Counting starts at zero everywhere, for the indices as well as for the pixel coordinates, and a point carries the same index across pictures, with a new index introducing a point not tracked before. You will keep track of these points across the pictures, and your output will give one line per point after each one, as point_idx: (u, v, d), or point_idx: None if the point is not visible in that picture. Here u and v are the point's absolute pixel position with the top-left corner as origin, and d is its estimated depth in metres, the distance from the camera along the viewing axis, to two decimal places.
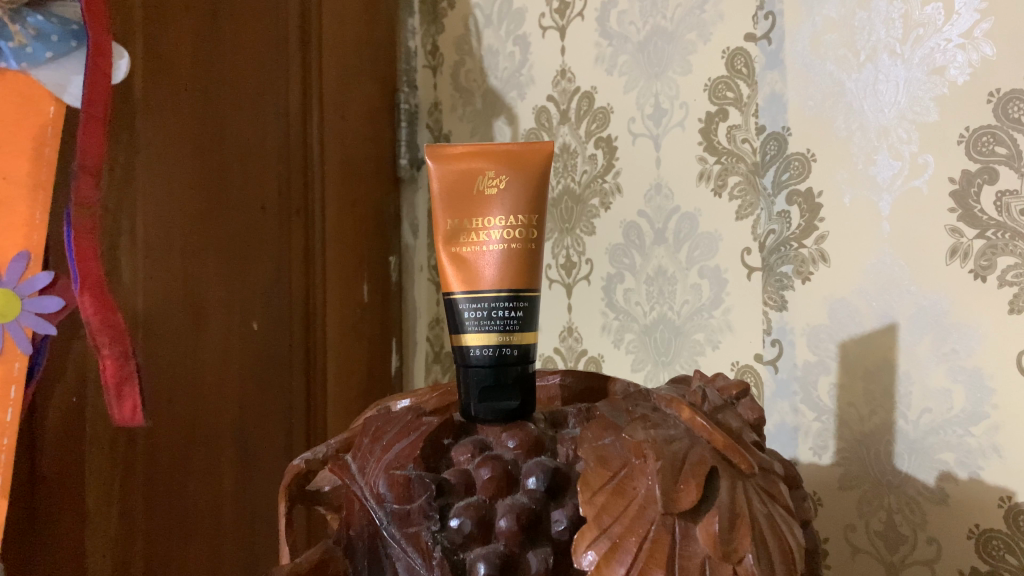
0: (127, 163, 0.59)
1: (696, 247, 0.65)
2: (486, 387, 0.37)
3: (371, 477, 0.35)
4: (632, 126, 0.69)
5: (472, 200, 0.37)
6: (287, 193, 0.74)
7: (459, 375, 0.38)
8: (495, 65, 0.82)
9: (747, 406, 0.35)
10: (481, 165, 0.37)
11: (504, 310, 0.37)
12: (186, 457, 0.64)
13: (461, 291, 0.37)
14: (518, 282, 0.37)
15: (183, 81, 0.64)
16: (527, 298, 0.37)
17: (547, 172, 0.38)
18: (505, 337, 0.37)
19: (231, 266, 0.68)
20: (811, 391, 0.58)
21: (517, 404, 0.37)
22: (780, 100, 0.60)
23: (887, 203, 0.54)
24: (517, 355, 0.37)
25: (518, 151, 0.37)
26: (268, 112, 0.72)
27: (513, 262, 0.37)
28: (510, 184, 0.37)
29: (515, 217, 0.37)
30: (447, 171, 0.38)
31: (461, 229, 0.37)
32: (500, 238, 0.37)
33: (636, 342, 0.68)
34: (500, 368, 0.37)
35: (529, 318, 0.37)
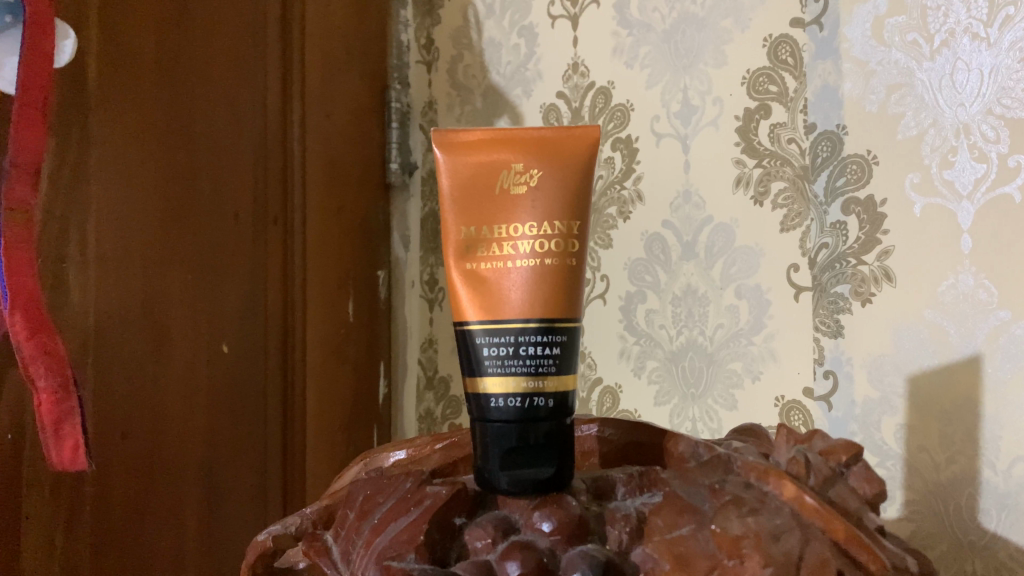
0: (78, 158, 0.49)
1: (733, 264, 0.56)
2: (509, 449, 0.28)
3: (357, 569, 0.27)
4: (656, 125, 0.61)
5: (494, 201, 0.29)
6: (262, 199, 0.64)
7: (475, 431, 0.30)
8: (497, 59, 0.73)
9: (861, 476, 0.27)
10: (505, 156, 0.29)
11: (535, 346, 0.28)
12: (144, 502, 0.52)
13: (478, 321, 0.29)
14: (554, 309, 0.28)
15: (145, 64, 0.53)
16: (565, 331, 0.29)
17: (592, 166, 0.30)
18: (536, 382, 0.28)
19: (199, 282, 0.57)
20: (873, 431, 0.50)
21: (552, 470, 0.28)
22: (834, 93, 0.52)
23: (968, 212, 0.46)
24: (552, 405, 0.29)
25: (553, 139, 0.29)
26: (242, 104, 0.62)
27: (547, 283, 0.28)
28: (543, 180, 0.29)
29: (550, 224, 0.29)
30: (460, 164, 0.30)
31: (478, 239, 0.29)
32: (529, 252, 0.28)
33: (661, 371, 0.59)
34: (529, 422, 0.28)
35: (568, 358, 0.29)
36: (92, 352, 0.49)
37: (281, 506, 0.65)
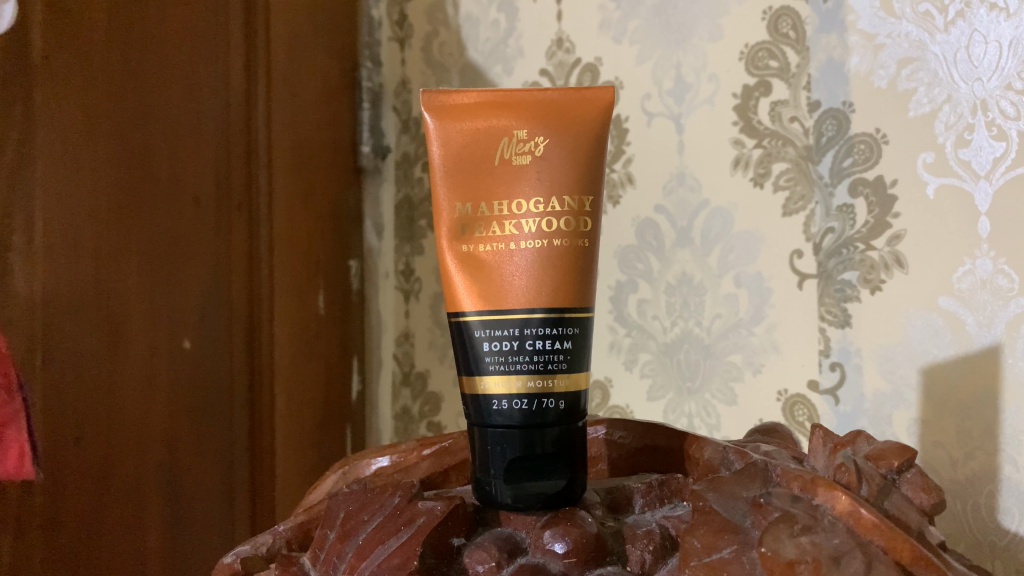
0: (23, 135, 0.43)
1: (731, 250, 0.53)
2: (512, 459, 0.25)
3: None
4: (647, 104, 0.57)
5: (494, 176, 0.26)
6: (225, 183, 0.59)
7: (474, 437, 0.26)
8: (475, 36, 0.69)
9: (916, 484, 0.23)
10: (506, 121, 0.26)
11: (542, 340, 0.25)
12: (100, 513, 0.47)
13: (475, 312, 0.25)
14: (564, 297, 0.25)
15: (97, 30, 0.47)
16: (576, 322, 0.25)
17: (604, 133, 0.27)
18: (544, 382, 0.25)
19: (158, 272, 0.52)
20: (884, 426, 0.47)
21: (563, 483, 0.25)
22: (839, 68, 0.49)
23: (985, 193, 0.43)
24: (562, 408, 0.25)
25: (559, 103, 0.26)
26: (202, 79, 0.56)
27: (556, 267, 0.25)
28: (550, 149, 0.26)
29: (560, 200, 0.25)
30: (452, 131, 0.27)
31: (475, 218, 0.26)
32: (534, 231, 0.25)
33: (654, 364, 0.56)
34: (535, 427, 0.25)
35: (580, 353, 0.26)
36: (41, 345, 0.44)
37: (250, 513, 0.61)
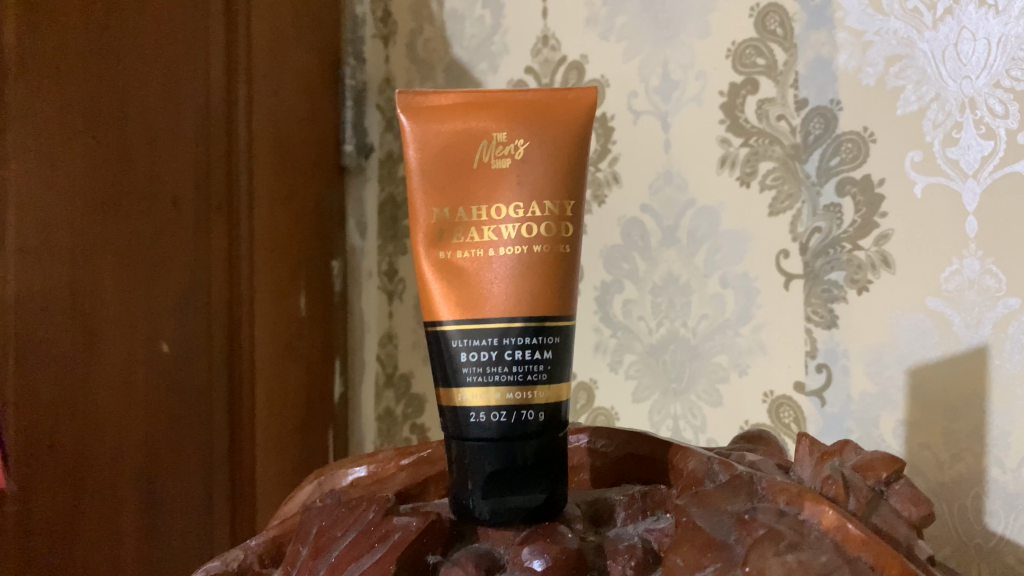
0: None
1: (718, 250, 0.52)
2: (491, 473, 0.24)
3: None
4: (633, 101, 0.56)
5: (473, 180, 0.25)
6: (204, 182, 0.58)
7: (451, 450, 0.25)
8: (459, 32, 0.68)
9: (905, 496, 0.23)
10: (485, 123, 0.25)
11: (522, 350, 0.24)
12: (74, 519, 0.46)
13: (452, 321, 0.25)
14: (545, 304, 0.24)
15: (73, 24, 0.46)
16: (557, 331, 0.25)
17: (587, 135, 0.26)
18: (523, 393, 0.24)
19: (135, 272, 0.51)
20: (870, 428, 0.47)
21: (543, 496, 0.25)
22: (827, 66, 0.48)
23: (974, 192, 0.43)
24: (542, 419, 0.25)
25: (540, 104, 0.25)
26: (181, 76, 0.55)
27: (536, 275, 0.24)
28: (531, 152, 0.25)
29: (541, 205, 0.25)
30: (430, 133, 0.26)
31: (453, 223, 0.25)
32: (514, 237, 0.24)
33: (640, 365, 0.55)
34: (514, 440, 0.24)
35: (561, 363, 0.25)
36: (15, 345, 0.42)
37: (229, 517, 0.60)
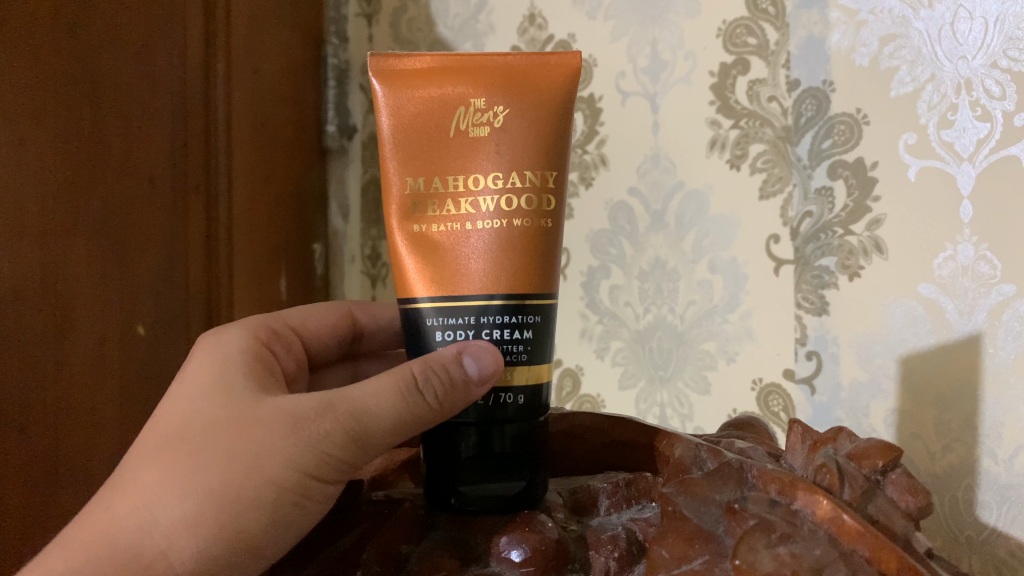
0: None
1: (706, 235, 0.51)
2: (471, 458, 0.25)
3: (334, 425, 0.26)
4: (621, 82, 0.55)
5: (450, 150, 0.26)
6: (181, 161, 0.56)
7: (431, 443, 0.27)
8: (443, 11, 0.66)
9: (902, 486, 0.21)
10: (463, 89, 0.26)
11: (502, 330, 0.26)
12: (46, 506, 0.44)
13: (427, 298, 0.27)
14: (521, 273, 0.26)
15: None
16: (536, 309, 0.26)
17: (566, 98, 0.27)
18: (504, 377, 0.26)
19: (111, 257, 0.49)
20: (860, 417, 0.46)
21: (523, 485, 0.26)
22: (820, 46, 0.47)
23: (969, 176, 0.42)
24: (523, 402, 0.26)
25: (519, 69, 0.27)
26: (157, 50, 0.53)
27: (512, 246, 0.26)
28: (510, 120, 0.26)
29: (522, 176, 0.26)
30: (405, 100, 0.27)
31: (428, 194, 0.26)
32: (491, 211, 0.26)
33: (626, 352, 0.54)
34: (495, 424, 0.26)
35: (540, 344, 0.27)
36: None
37: None
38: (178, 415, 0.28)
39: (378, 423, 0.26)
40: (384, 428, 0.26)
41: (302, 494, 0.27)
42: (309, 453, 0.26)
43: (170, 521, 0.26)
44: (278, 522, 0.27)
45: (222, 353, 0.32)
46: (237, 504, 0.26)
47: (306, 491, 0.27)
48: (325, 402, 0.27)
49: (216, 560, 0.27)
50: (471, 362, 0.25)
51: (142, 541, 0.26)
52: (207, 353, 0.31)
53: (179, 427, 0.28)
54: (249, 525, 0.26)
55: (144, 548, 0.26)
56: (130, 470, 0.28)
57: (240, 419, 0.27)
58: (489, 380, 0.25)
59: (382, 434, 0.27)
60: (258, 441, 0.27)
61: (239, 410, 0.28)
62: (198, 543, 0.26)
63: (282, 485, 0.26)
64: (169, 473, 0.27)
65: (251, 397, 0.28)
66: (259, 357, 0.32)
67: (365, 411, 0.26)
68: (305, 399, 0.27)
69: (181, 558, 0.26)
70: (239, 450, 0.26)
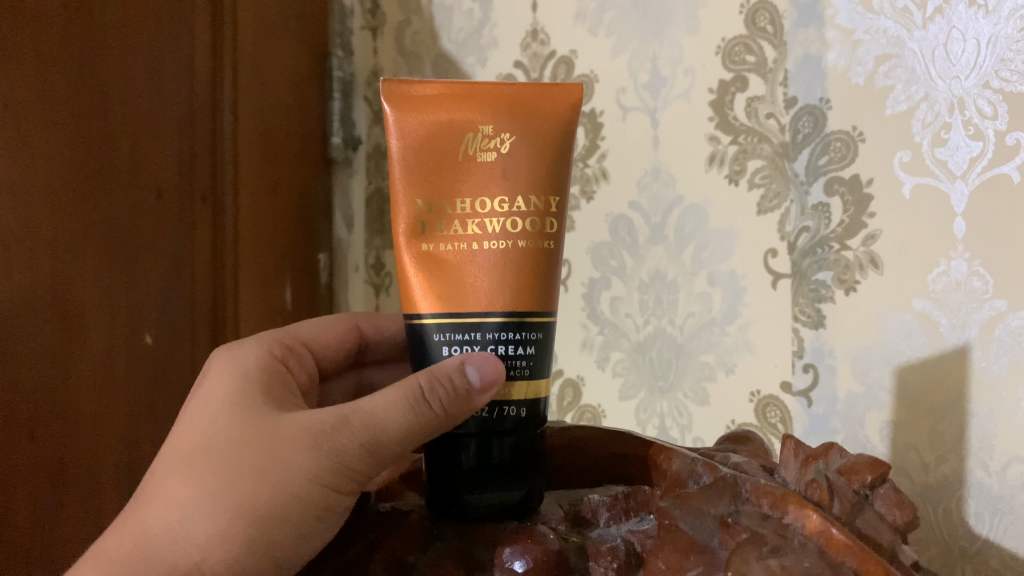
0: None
1: (705, 248, 0.52)
2: (472, 467, 0.27)
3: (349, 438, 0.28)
4: (622, 97, 0.56)
5: (458, 173, 0.27)
6: (188, 172, 0.57)
7: (434, 452, 0.28)
8: (448, 25, 0.67)
9: (890, 500, 0.22)
10: (470, 115, 0.28)
11: (505, 346, 0.27)
12: (55, 512, 0.45)
13: (433, 314, 0.28)
14: (524, 293, 0.27)
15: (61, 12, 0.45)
16: (538, 327, 0.28)
17: (567, 123, 0.29)
18: (504, 391, 0.27)
19: (118, 268, 0.50)
20: (856, 428, 0.47)
21: (521, 494, 0.27)
22: (817, 64, 0.48)
23: (962, 193, 0.43)
24: (523, 414, 0.28)
25: (522, 97, 0.28)
26: (166, 66, 0.54)
27: (517, 266, 0.27)
28: (515, 146, 0.27)
29: (528, 200, 0.27)
30: (415, 125, 0.28)
31: (437, 214, 0.28)
32: (497, 231, 0.27)
33: (626, 363, 0.55)
34: (494, 433, 0.27)
35: (540, 360, 0.28)
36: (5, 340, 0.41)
37: None
38: (200, 430, 0.30)
39: (391, 436, 0.28)
40: (396, 440, 0.28)
41: (324, 507, 0.28)
42: (328, 465, 0.28)
43: (202, 534, 0.28)
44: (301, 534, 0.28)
45: (239, 369, 0.33)
46: (265, 516, 0.28)
47: (326, 505, 0.28)
48: (340, 416, 0.29)
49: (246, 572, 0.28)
50: (473, 371, 0.26)
51: (175, 554, 0.27)
52: (221, 370, 0.33)
53: (202, 442, 0.30)
54: (275, 536, 0.28)
55: (179, 558, 0.27)
56: (159, 487, 0.29)
57: (263, 434, 0.29)
58: (489, 389, 0.26)
59: (394, 446, 0.28)
60: (280, 454, 0.28)
61: (260, 426, 0.29)
62: (230, 553, 0.28)
63: (305, 497, 0.28)
64: (197, 489, 0.29)
65: (269, 413, 0.30)
66: (273, 374, 0.34)
67: (377, 424, 0.28)
68: (321, 414, 0.29)
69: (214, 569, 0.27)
70: (263, 464, 0.28)
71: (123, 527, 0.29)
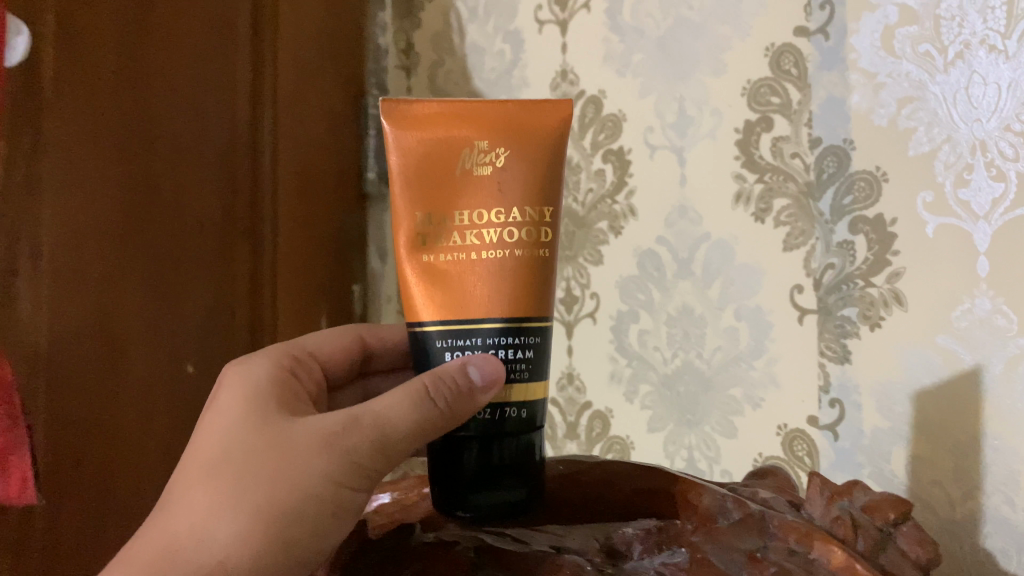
0: (34, 152, 0.43)
1: (732, 283, 0.53)
2: (476, 469, 0.31)
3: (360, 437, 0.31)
4: (650, 136, 0.57)
5: (458, 187, 0.32)
6: (230, 209, 0.59)
7: (442, 454, 0.32)
8: (480, 65, 0.69)
9: (911, 539, 0.25)
10: (469, 134, 0.33)
11: (507, 351, 0.32)
12: (99, 538, 0.47)
13: (437, 321, 0.32)
14: (516, 289, 0.32)
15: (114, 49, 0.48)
16: (536, 332, 0.33)
17: (557, 137, 0.34)
18: (506, 394, 0.32)
19: (162, 300, 0.52)
20: (881, 463, 0.48)
21: (522, 493, 0.31)
22: (840, 106, 0.49)
23: (985, 233, 0.44)
24: (523, 415, 0.32)
25: (514, 119, 0.33)
26: (206, 105, 0.56)
27: (509, 269, 0.32)
28: (508, 160, 0.32)
29: (520, 210, 0.32)
30: (418, 145, 0.33)
31: (439, 225, 0.32)
32: (493, 239, 0.32)
33: (655, 396, 0.56)
34: (497, 435, 0.31)
35: (537, 363, 0.33)
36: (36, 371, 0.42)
37: None
38: (217, 438, 0.31)
39: (398, 433, 0.31)
40: (403, 436, 0.31)
41: (339, 506, 0.31)
42: (342, 463, 0.30)
43: (224, 537, 0.29)
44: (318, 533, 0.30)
45: (247, 375, 0.34)
46: (288, 518, 0.30)
47: (342, 503, 0.31)
48: (351, 417, 0.31)
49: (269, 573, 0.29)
50: (474, 371, 0.30)
51: (200, 557, 0.28)
52: (231, 378, 0.34)
53: (220, 450, 0.30)
54: (296, 537, 0.30)
55: (204, 564, 0.28)
56: (176, 494, 0.30)
57: (278, 438, 0.31)
58: (491, 387, 0.31)
59: (401, 443, 0.31)
60: (297, 457, 0.30)
61: (276, 432, 0.31)
62: (252, 557, 0.29)
63: (321, 497, 0.30)
64: (216, 494, 0.30)
65: (279, 417, 0.32)
66: (281, 380, 0.35)
67: (388, 424, 0.31)
68: (333, 417, 0.31)
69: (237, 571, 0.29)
70: (281, 467, 0.30)
71: (144, 538, 0.29)
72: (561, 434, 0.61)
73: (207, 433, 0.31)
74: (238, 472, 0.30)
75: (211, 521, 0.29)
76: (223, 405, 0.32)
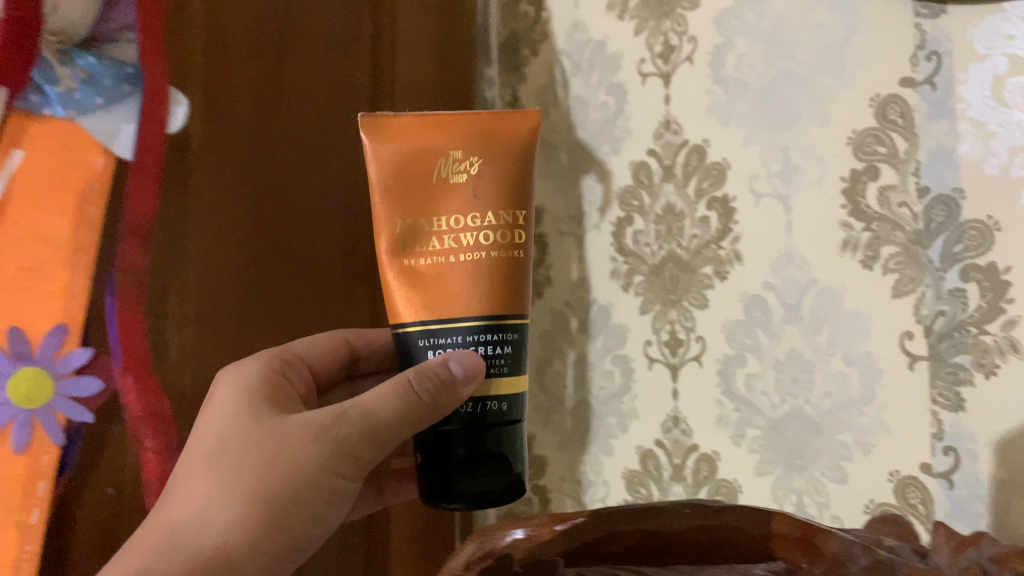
0: (181, 200, 0.55)
1: (840, 330, 0.54)
2: (463, 457, 0.40)
3: (348, 428, 0.40)
4: (754, 184, 0.59)
5: (440, 192, 0.41)
6: (352, 252, 0.68)
7: (432, 440, 0.40)
8: (584, 116, 0.71)
9: None
10: (445, 148, 0.41)
11: (489, 347, 0.40)
12: None
13: (421, 322, 0.41)
14: (488, 281, 0.40)
15: (242, 115, 0.59)
16: (513, 328, 0.41)
17: (522, 145, 0.43)
18: (488, 388, 0.40)
19: (288, 332, 0.63)
20: (1002, 516, 0.47)
21: (502, 477, 0.40)
22: (949, 156, 0.50)
23: None
24: (503, 406, 0.41)
25: (481, 134, 0.42)
26: (331, 158, 0.66)
27: (486, 261, 0.40)
28: (479, 167, 0.41)
29: (495, 214, 0.41)
30: (402, 162, 0.42)
31: (421, 232, 0.41)
32: (471, 238, 0.40)
33: (762, 439, 0.58)
34: (482, 428, 0.40)
35: (513, 356, 0.41)
36: (177, 405, 0.54)
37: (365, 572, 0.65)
38: (213, 440, 0.41)
39: (378, 422, 0.40)
40: (385, 422, 0.40)
41: (328, 487, 0.41)
42: (326, 452, 0.40)
43: (222, 519, 0.39)
44: (304, 510, 0.41)
45: (244, 381, 0.44)
46: (277, 502, 0.40)
47: (328, 487, 0.41)
48: (341, 411, 0.41)
49: (263, 545, 0.39)
50: (455, 365, 0.38)
51: (200, 534, 0.38)
52: (226, 385, 0.44)
53: (218, 446, 0.40)
54: (283, 517, 0.40)
55: (207, 543, 0.38)
56: (182, 484, 0.40)
57: (273, 434, 0.41)
58: (471, 378, 0.39)
59: (381, 431, 0.41)
60: (289, 447, 0.40)
61: (271, 428, 0.41)
62: (245, 533, 0.39)
63: (313, 480, 0.40)
64: (213, 485, 0.39)
65: (266, 417, 0.42)
66: (272, 386, 0.45)
67: (370, 415, 0.40)
68: (321, 413, 0.41)
69: (233, 544, 0.38)
70: (278, 458, 0.40)
71: (149, 523, 0.38)
72: (667, 475, 0.63)
73: (200, 438, 0.41)
74: (235, 465, 0.40)
75: (208, 507, 0.39)
76: (219, 412, 0.42)
